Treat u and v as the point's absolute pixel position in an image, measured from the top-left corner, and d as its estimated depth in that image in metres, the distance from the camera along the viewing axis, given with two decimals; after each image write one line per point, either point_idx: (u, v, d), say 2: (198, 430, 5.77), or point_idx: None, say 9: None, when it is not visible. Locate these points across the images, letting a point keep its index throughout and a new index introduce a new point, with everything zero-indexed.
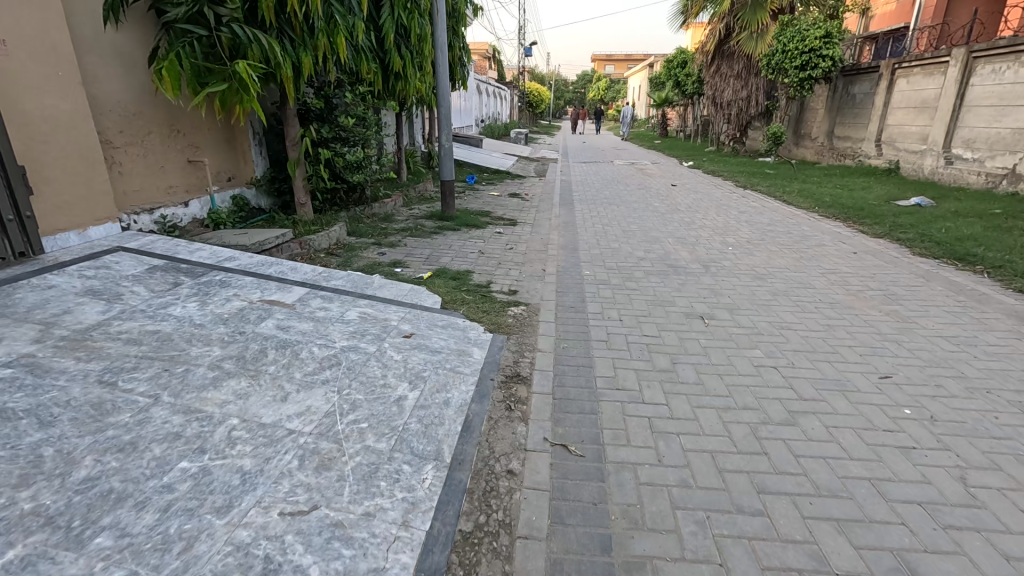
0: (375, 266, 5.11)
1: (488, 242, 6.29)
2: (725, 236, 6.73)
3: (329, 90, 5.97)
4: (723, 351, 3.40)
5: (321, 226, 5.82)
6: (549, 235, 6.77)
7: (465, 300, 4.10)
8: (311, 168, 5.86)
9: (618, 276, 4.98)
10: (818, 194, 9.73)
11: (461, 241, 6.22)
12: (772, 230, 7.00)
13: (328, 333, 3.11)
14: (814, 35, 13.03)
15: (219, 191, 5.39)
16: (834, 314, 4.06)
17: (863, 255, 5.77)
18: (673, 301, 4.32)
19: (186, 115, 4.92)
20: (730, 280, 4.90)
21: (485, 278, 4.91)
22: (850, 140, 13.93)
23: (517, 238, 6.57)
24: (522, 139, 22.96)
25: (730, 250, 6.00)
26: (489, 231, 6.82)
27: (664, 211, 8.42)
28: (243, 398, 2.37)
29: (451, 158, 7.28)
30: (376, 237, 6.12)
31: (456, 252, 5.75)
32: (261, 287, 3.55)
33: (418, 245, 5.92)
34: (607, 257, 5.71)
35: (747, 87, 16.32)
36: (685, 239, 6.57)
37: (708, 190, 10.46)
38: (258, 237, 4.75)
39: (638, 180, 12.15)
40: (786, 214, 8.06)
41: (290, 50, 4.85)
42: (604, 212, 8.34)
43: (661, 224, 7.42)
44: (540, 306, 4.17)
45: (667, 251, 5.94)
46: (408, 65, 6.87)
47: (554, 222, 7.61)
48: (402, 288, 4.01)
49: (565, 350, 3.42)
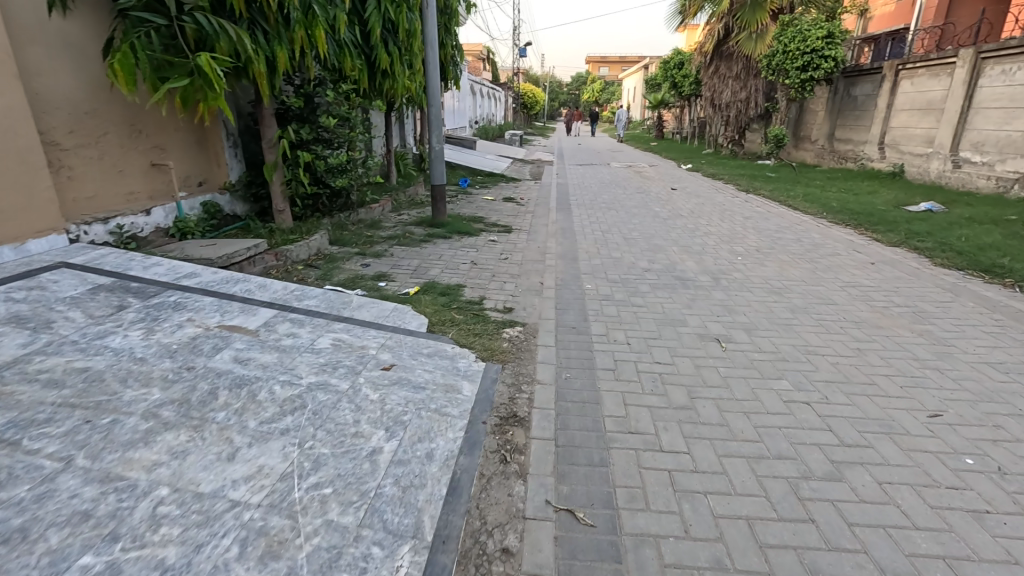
0: (357, 279, 4.68)
1: (481, 251, 5.88)
2: (732, 244, 6.35)
3: (310, 88, 5.53)
4: (746, 383, 3.00)
5: (300, 235, 5.39)
6: (546, 243, 6.38)
7: (455, 321, 3.69)
8: (289, 172, 5.40)
9: (621, 291, 4.59)
10: (824, 198, 9.39)
11: (452, 250, 5.81)
12: (781, 237, 6.63)
13: (294, 366, 2.68)
14: (815, 36, 12.71)
15: (188, 197, 4.95)
16: (862, 336, 3.68)
17: (881, 265, 5.42)
18: (684, 320, 3.93)
19: (149, 114, 4.46)
20: (743, 295, 4.52)
21: (477, 292, 4.50)
22: (851, 142, 13.64)
23: (512, 247, 6.16)
24: (517, 142, 22.55)
25: (738, 260, 5.63)
26: (482, 239, 6.42)
27: (666, 216, 8.05)
28: (180, 458, 1.94)
29: (442, 161, 6.85)
30: (360, 247, 5.70)
31: (447, 263, 5.33)
32: (221, 310, 3.11)
33: (405, 255, 5.50)
34: (609, 268, 5.33)
35: (745, 88, 16.00)
36: (690, 248, 6.19)
37: (710, 194, 10.11)
38: (228, 249, 4.31)
39: (637, 183, 11.79)
40: (793, 220, 7.70)
41: (263, 43, 4.42)
42: (603, 217, 7.96)
43: (663, 231, 7.04)
44: (538, 327, 3.76)
45: (672, 262, 5.56)
46: (396, 62, 6.44)
47: (551, 228, 7.21)
48: (384, 308, 3.59)
49: (567, 381, 3.01)
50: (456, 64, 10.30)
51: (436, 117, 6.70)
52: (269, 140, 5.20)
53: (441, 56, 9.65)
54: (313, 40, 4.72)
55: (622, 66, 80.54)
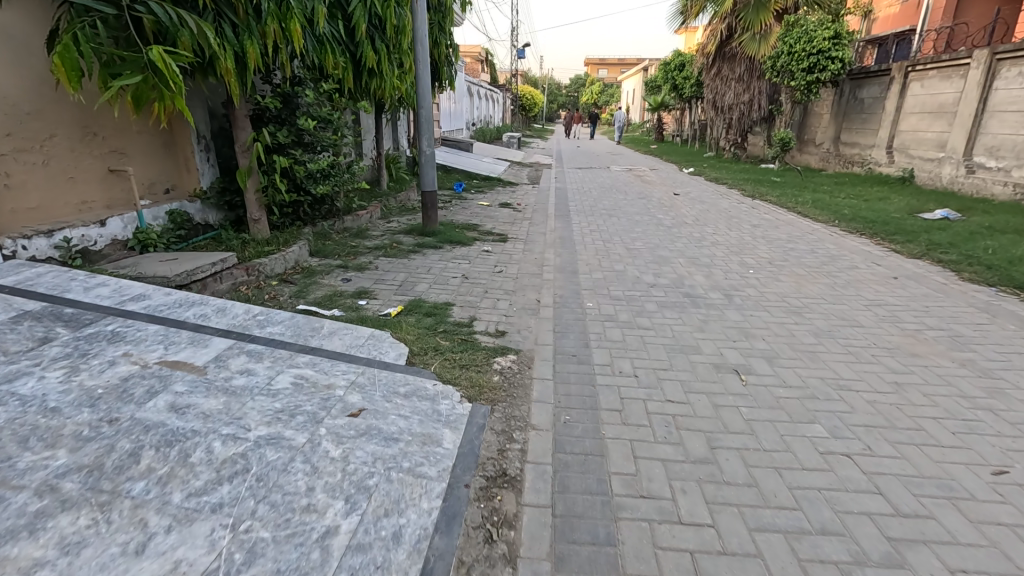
0: (335, 297, 4.25)
1: (474, 263, 5.47)
2: (742, 255, 5.95)
3: (287, 87, 5.11)
4: (773, 429, 2.59)
5: (277, 246, 4.98)
6: (544, 254, 5.97)
7: (440, 349, 3.27)
8: (265, 178, 4.97)
9: (626, 310, 4.18)
10: (834, 205, 9.00)
11: (443, 263, 5.39)
12: (793, 248, 6.24)
13: (243, 414, 2.26)
14: (822, 36, 12.34)
15: (152, 205, 4.54)
16: (899, 366, 3.27)
17: (905, 280, 5.02)
18: (697, 347, 3.52)
19: (104, 115, 4.07)
20: (759, 315, 4.12)
21: (467, 312, 4.09)
22: (858, 146, 13.28)
23: (507, 258, 5.75)
24: (515, 144, 22.14)
25: (751, 274, 5.23)
26: (475, 249, 6.01)
27: (669, 224, 7.65)
28: (71, 554, 1.52)
29: (433, 166, 6.44)
30: (343, 259, 5.29)
31: (436, 278, 4.92)
32: (166, 342, 2.69)
33: (391, 268, 5.09)
34: (612, 283, 4.93)
35: (748, 90, 15.55)
36: (698, 260, 5.79)
37: (714, 199, 9.72)
38: (190, 264, 3.89)
39: (638, 188, 11.41)
40: (804, 229, 7.31)
41: (231, 36, 4.01)
42: (603, 225, 7.56)
43: (668, 240, 6.64)
44: (533, 355, 3.35)
45: (680, 276, 5.16)
46: (383, 60, 6.03)
47: (549, 237, 6.81)
48: (359, 334, 3.17)
49: (566, 427, 2.59)
50: (450, 64, 9.90)
51: (428, 120, 6.30)
52: (242, 144, 4.79)
53: (435, 55, 9.24)
54: (288, 33, 4.30)
55: (621, 68, 80.40)
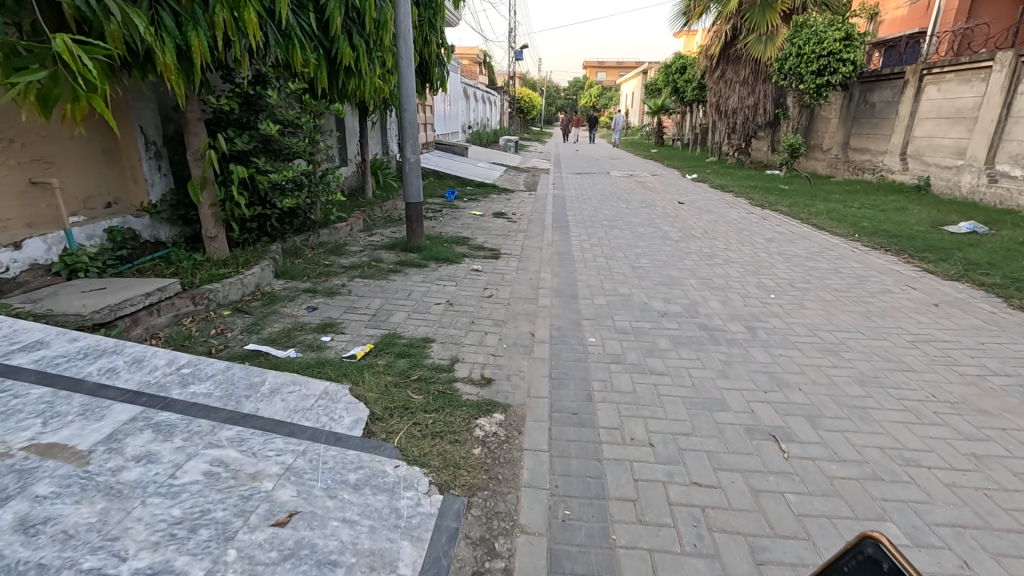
0: (293, 331, 3.63)
1: (461, 285, 4.88)
2: (760, 275, 5.37)
3: (249, 87, 4.50)
4: (834, 532, 1.99)
5: (235, 268, 4.37)
6: (540, 273, 5.37)
7: (409, 408, 2.66)
8: (221, 191, 4.38)
9: (634, 349, 3.58)
10: (849, 216, 8.45)
11: (426, 286, 4.79)
12: (814, 267, 5.66)
13: (122, 531, 1.64)
14: (832, 38, 11.79)
15: (86, 223, 3.93)
16: (971, 429, 2.68)
17: (947, 308, 4.45)
18: (721, 402, 2.92)
19: (23, 119, 3.47)
20: (789, 355, 3.52)
21: (448, 351, 3.48)
22: (868, 152, 12.75)
23: (499, 279, 5.15)
24: (512, 148, 21.55)
25: (773, 300, 4.64)
26: (463, 267, 5.42)
27: (675, 237, 7.07)
28: None
29: (418, 175, 5.83)
30: (313, 281, 4.69)
31: (416, 305, 4.31)
32: (47, 414, 2.07)
33: (366, 292, 4.50)
34: (617, 310, 4.34)
35: (753, 94, 14.99)
36: (711, 281, 5.20)
37: (722, 209, 9.16)
38: (118, 294, 3.26)
39: (640, 196, 10.82)
40: (823, 244, 6.74)
41: (173, 26, 3.40)
42: (605, 238, 6.97)
43: (676, 257, 6.06)
44: (524, 414, 2.75)
45: (693, 302, 4.57)
46: (362, 58, 5.42)
47: (546, 252, 6.22)
48: (308, 392, 2.56)
49: (565, 530, 1.99)
50: (442, 64, 9.33)
51: (412, 126, 5.70)
52: (195, 152, 4.19)
53: (425, 54, 8.67)
54: (243, 24, 3.69)
55: (620, 71, 80.07)
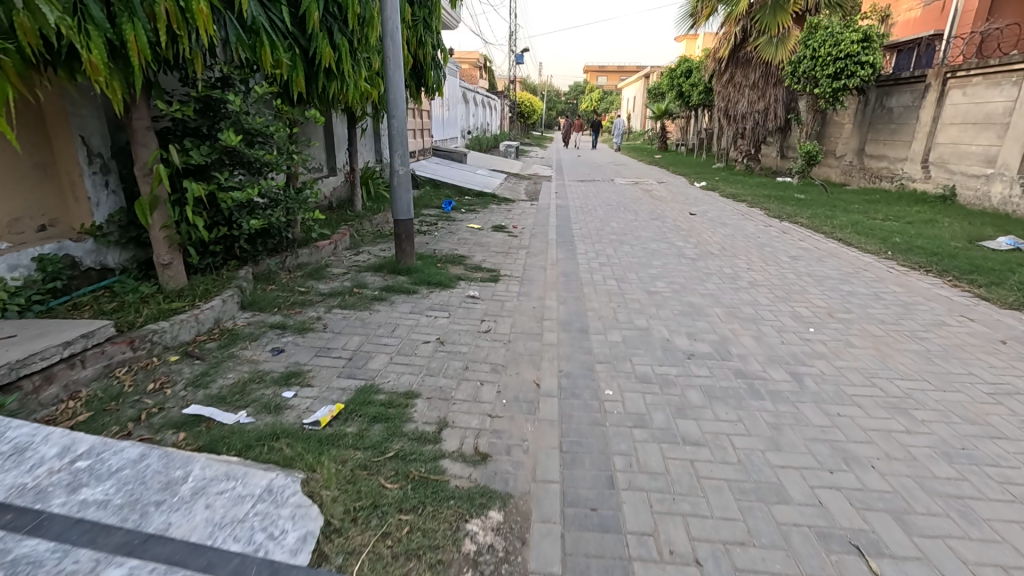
0: (249, 383, 3.02)
1: (454, 317, 4.28)
2: (793, 303, 4.78)
3: (208, 89, 3.88)
4: None
5: (191, 300, 3.77)
6: (545, 300, 4.77)
7: (380, 507, 2.04)
8: (175, 211, 3.77)
9: (661, 407, 2.97)
10: (875, 230, 7.87)
11: (414, 318, 4.19)
12: (851, 292, 5.07)
13: None
14: (850, 39, 11.20)
15: (11, 251, 3.34)
16: None
17: (1018, 346, 3.85)
18: (779, 488, 2.30)
19: None
20: (850, 414, 2.91)
21: (436, 412, 2.86)
22: (886, 160, 12.17)
23: (498, 307, 4.55)
24: (511, 154, 20.98)
25: (812, 336, 4.04)
26: (458, 294, 4.83)
27: (692, 255, 6.48)
28: None
29: (408, 189, 5.22)
30: (284, 314, 4.09)
31: (401, 344, 3.70)
32: None
33: (345, 328, 3.90)
34: (636, 350, 3.74)
35: (764, 98, 14.40)
36: (739, 310, 4.60)
37: (737, 221, 8.59)
38: (29, 345, 2.63)
39: (647, 206, 10.25)
40: (854, 263, 6.15)
41: (102, 18, 2.80)
42: (614, 256, 6.38)
43: (695, 279, 5.47)
44: (528, 512, 2.13)
45: (722, 339, 3.96)
46: (344, 58, 4.80)
47: (550, 274, 5.62)
48: (244, 492, 1.93)
49: None
50: (437, 67, 8.76)
51: (403, 135, 5.10)
52: (143, 166, 3.59)
53: (419, 56, 8.11)
54: (193, 17, 3.09)
55: (620, 75, 79.86)
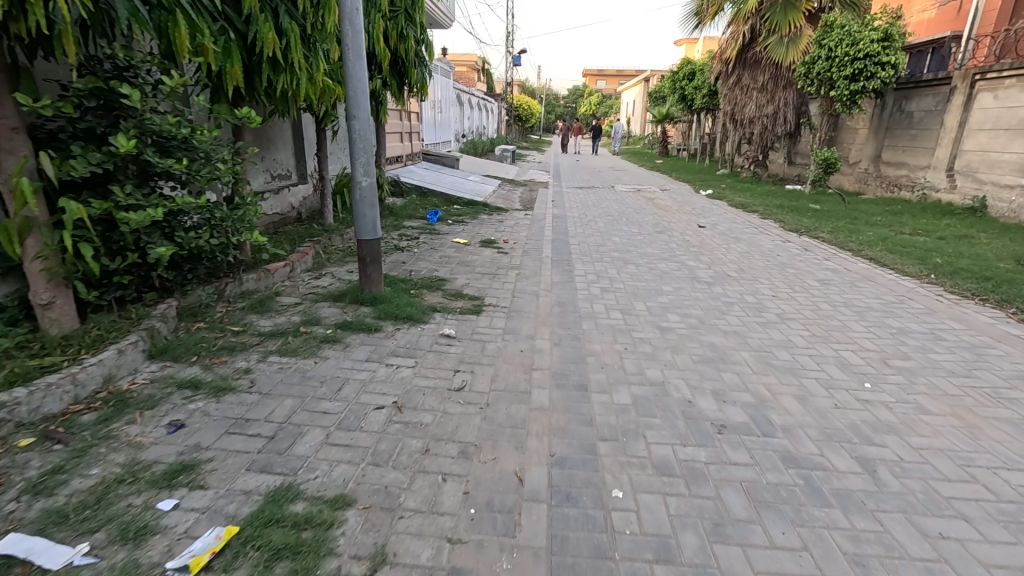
0: (114, 487, 2.16)
1: (420, 367, 3.43)
2: (836, 345, 3.95)
3: (101, 78, 3.00)
4: None
5: (75, 351, 2.91)
6: (535, 341, 3.93)
7: None
8: (55, 238, 2.90)
9: (691, 522, 2.12)
10: (907, 246, 7.09)
11: (371, 369, 3.36)
12: (902, 329, 4.25)
13: None
14: (869, 38, 10.41)
15: None
16: None
17: None
18: None
19: None
20: (957, 536, 2.07)
21: (373, 536, 2.01)
22: (905, 167, 11.41)
23: (478, 352, 3.70)
24: (508, 158, 20.15)
25: (870, 396, 3.22)
26: (430, 332, 3.98)
27: (706, 277, 5.66)
28: None
29: (373, 205, 4.38)
30: (204, 364, 3.24)
31: (346, 412, 2.86)
32: None
33: (277, 387, 3.05)
34: (650, 419, 2.90)
35: (773, 101, 13.60)
36: (771, 355, 3.77)
37: (752, 236, 7.79)
38: None
39: (652, 217, 9.44)
40: (893, 289, 5.35)
41: None
42: (618, 279, 5.55)
43: (713, 311, 4.65)
44: None
45: (759, 400, 3.13)
46: (293, 45, 3.94)
47: (544, 302, 4.79)
48: None
49: None
50: (422, 65, 7.97)
51: (369, 138, 4.24)
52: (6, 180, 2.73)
53: (400, 51, 7.28)
54: None
55: (620, 79, 79.38)
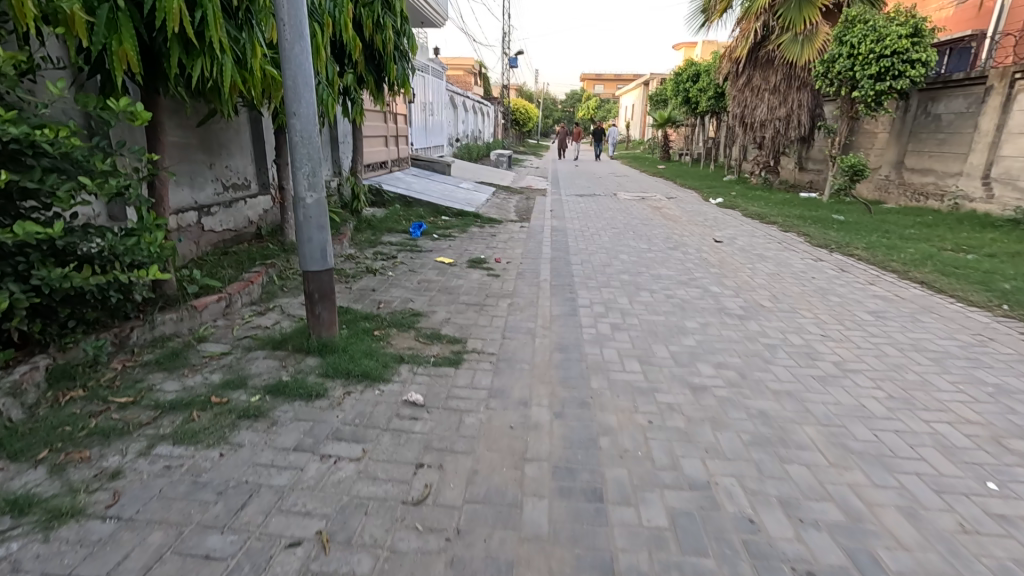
0: None
1: (368, 462, 2.45)
2: (927, 417, 2.99)
3: None
4: None
5: None
6: (530, 411, 2.96)
7: None
8: None
9: None
10: (960, 267, 6.15)
11: (298, 466, 2.38)
12: (1002, 389, 3.30)
13: None
14: (896, 33, 9.52)
15: None
16: None
17: None
18: None
19: None
20: None
21: None
22: (932, 174, 10.51)
23: (452, 431, 2.73)
24: (504, 164, 19.23)
25: (1006, 509, 2.26)
26: (389, 399, 3.01)
27: (736, 309, 4.72)
28: None
29: (322, 227, 3.41)
30: (54, 465, 2.26)
31: (240, 555, 1.88)
32: None
33: (148, 507, 2.07)
34: (700, 562, 1.94)
35: (785, 103, 12.70)
36: (846, 432, 2.82)
37: (778, 254, 6.85)
38: None
39: (662, 230, 8.50)
40: (964, 325, 4.41)
41: None
42: (631, 313, 4.60)
43: (755, 360, 3.69)
44: None
45: (852, 519, 2.17)
46: (211, 21, 2.97)
47: (542, 347, 3.83)
48: None
49: None
50: (403, 60, 7.03)
51: (315, 142, 3.28)
52: None
53: (376, 43, 6.30)
54: None
55: (618, 83, 78.93)
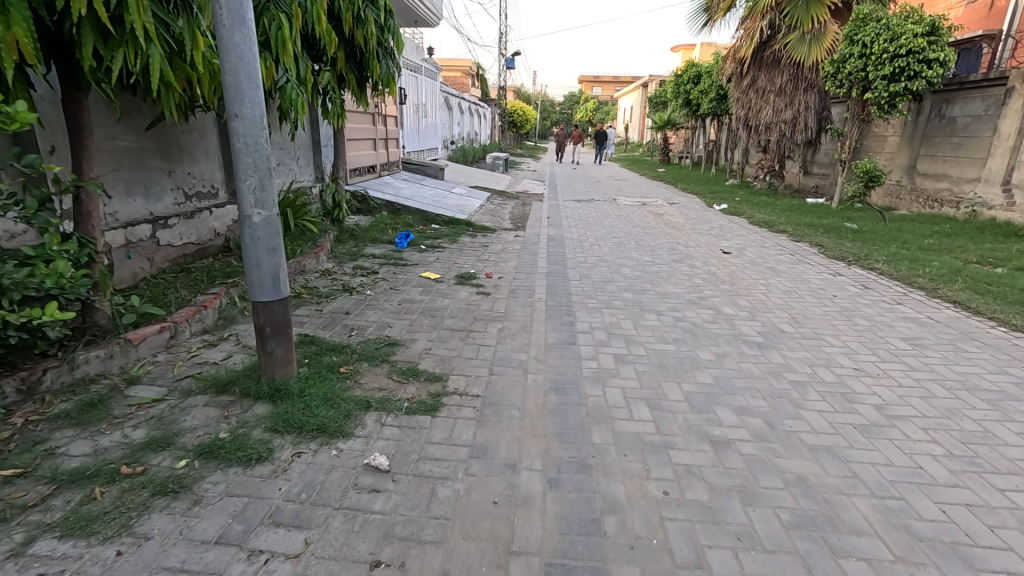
0: None
1: (308, 561, 1.91)
2: (1001, 484, 2.46)
3: None
4: None
5: None
6: (518, 479, 2.41)
7: None
8: None
9: None
10: (993, 283, 5.64)
11: (215, 571, 1.84)
12: None
13: None
14: (913, 31, 9.01)
15: None
16: None
17: None
18: None
19: None
20: None
21: None
22: (947, 180, 10.02)
23: (420, 511, 2.19)
24: (501, 167, 18.71)
25: None
26: (347, 462, 2.47)
27: (755, 336, 4.18)
28: None
29: (273, 250, 2.87)
30: None
31: None
32: None
33: None
34: None
35: (792, 105, 12.19)
36: (908, 508, 2.29)
37: (794, 267, 6.33)
38: None
39: (665, 239, 7.98)
40: (1014, 356, 3.89)
41: None
42: (637, 340, 4.06)
43: (784, 403, 3.16)
44: None
45: None
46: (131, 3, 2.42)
47: (535, 387, 3.29)
48: None
49: None
50: (388, 58, 6.49)
51: (262, 148, 2.75)
52: None
53: (357, 40, 5.74)
54: None
55: (617, 85, 78.62)
